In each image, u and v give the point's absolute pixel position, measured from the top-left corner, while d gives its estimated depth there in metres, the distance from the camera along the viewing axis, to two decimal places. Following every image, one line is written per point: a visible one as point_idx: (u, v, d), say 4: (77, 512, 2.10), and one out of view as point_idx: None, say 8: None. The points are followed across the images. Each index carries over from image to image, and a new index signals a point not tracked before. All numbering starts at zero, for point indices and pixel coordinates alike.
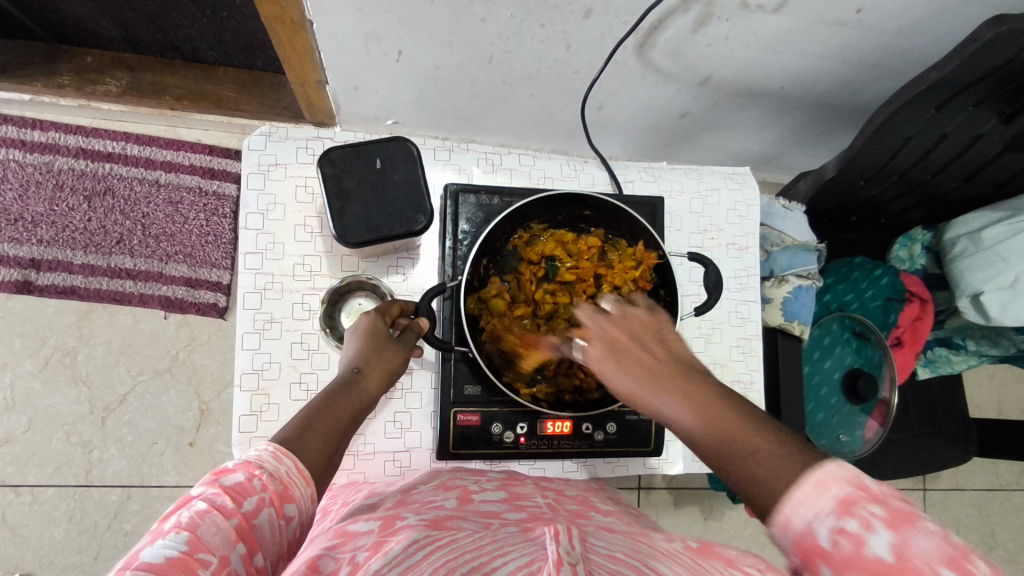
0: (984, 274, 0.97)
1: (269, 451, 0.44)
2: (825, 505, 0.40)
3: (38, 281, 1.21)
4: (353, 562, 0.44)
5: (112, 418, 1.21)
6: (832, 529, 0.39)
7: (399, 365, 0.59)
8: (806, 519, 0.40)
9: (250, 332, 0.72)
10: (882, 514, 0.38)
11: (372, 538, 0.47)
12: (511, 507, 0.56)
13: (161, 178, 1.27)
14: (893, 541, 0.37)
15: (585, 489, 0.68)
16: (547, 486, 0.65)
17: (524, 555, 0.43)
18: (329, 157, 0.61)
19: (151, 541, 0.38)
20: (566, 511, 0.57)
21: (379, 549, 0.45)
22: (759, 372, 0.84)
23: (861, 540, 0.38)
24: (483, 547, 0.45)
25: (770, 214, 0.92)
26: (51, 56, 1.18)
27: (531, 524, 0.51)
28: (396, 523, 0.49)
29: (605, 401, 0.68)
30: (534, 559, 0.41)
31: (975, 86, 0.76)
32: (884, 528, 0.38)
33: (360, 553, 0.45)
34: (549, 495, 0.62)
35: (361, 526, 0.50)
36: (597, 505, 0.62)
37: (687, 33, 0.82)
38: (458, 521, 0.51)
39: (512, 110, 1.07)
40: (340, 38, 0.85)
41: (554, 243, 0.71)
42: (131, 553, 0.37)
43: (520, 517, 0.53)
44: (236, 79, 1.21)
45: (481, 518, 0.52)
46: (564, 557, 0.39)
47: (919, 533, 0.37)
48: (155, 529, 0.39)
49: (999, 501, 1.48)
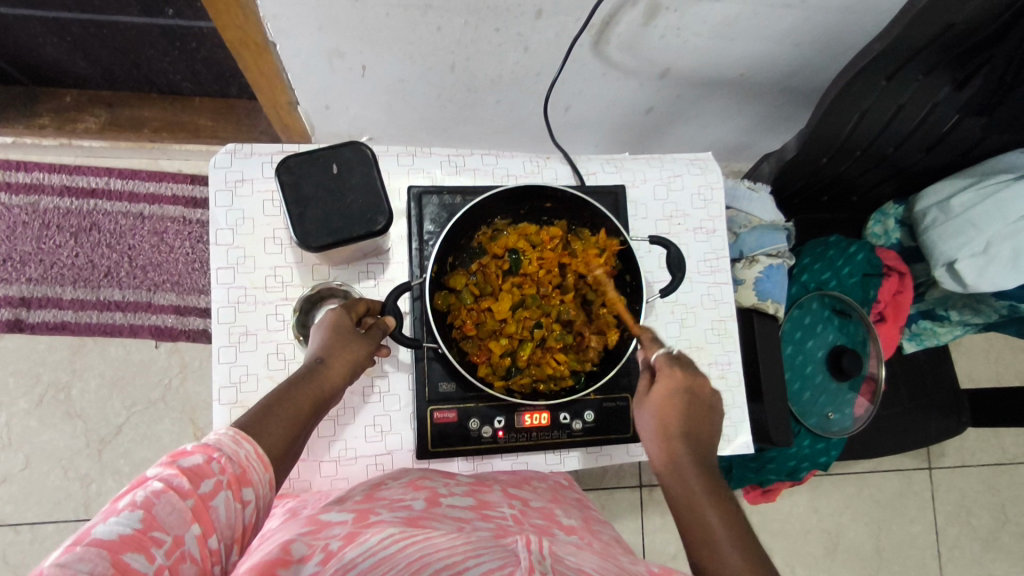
0: (956, 241, 0.98)
1: (228, 436, 0.47)
2: None
3: (30, 319, 1.23)
4: (326, 550, 0.46)
5: (109, 450, 1.22)
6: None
7: (364, 357, 0.61)
8: None
9: (226, 346, 0.73)
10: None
11: (346, 529, 0.48)
12: (479, 515, 0.56)
13: (145, 210, 1.29)
14: None
15: (551, 501, 0.66)
16: (515, 495, 0.65)
17: (496, 559, 0.45)
18: (287, 166, 0.63)
19: (103, 518, 0.39)
20: (533, 525, 0.56)
21: (354, 539, 0.47)
22: (735, 353, 0.84)
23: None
24: (456, 545, 0.47)
25: (737, 196, 0.94)
26: (30, 98, 1.21)
27: (503, 532, 0.52)
28: (370, 517, 0.51)
29: (578, 388, 0.70)
30: (506, 564, 0.44)
31: (922, 54, 0.77)
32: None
33: (335, 542, 0.47)
34: (515, 507, 0.61)
35: (334, 516, 0.51)
36: (561, 520, 0.60)
37: (638, 26, 0.84)
38: (431, 520, 0.52)
39: (482, 118, 1.09)
40: (303, 58, 0.87)
41: (518, 238, 0.73)
42: (84, 529, 0.39)
43: (491, 526, 0.53)
44: (213, 108, 1.23)
45: (453, 520, 0.53)
46: (538, 566, 0.43)
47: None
48: (107, 507, 0.41)
49: (1008, 475, 1.46)
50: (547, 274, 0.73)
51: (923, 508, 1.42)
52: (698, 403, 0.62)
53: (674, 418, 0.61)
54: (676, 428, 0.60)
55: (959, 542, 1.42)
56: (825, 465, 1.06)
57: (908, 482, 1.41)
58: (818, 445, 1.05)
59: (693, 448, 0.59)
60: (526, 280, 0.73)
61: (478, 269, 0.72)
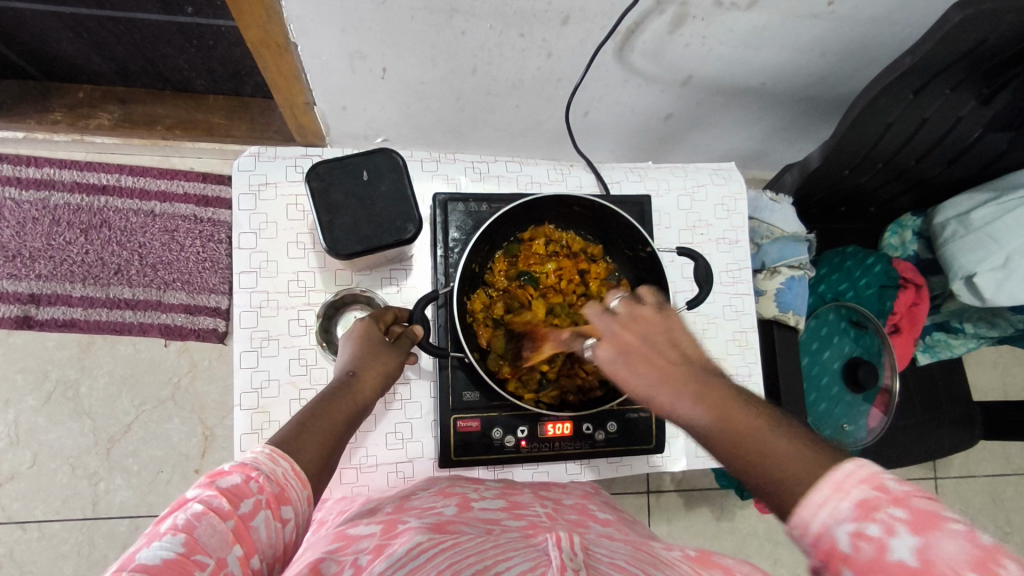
0: (976, 255, 0.97)
1: (265, 453, 0.47)
2: (844, 509, 0.37)
3: (39, 316, 1.21)
4: (356, 564, 0.44)
5: (117, 449, 1.21)
6: (851, 533, 0.37)
7: (394, 368, 0.61)
8: (825, 521, 0.38)
9: (247, 351, 0.73)
10: (904, 517, 0.36)
11: (374, 542, 0.47)
12: (511, 515, 0.55)
13: (156, 208, 1.28)
14: (918, 546, 0.35)
15: (582, 496, 0.67)
16: (545, 495, 0.65)
17: (527, 560, 0.41)
18: (317, 172, 0.62)
19: (148, 543, 0.40)
20: (566, 520, 0.56)
21: (382, 552, 0.44)
22: (756, 365, 0.84)
23: (883, 544, 0.35)
24: (486, 550, 0.43)
25: (758, 206, 0.94)
26: (44, 94, 1.20)
27: (533, 531, 0.49)
28: (398, 526, 0.49)
29: (606, 400, 0.69)
30: (536, 564, 0.39)
31: (950, 69, 0.77)
32: (906, 531, 0.35)
33: (364, 555, 0.45)
34: (548, 505, 0.61)
35: (362, 530, 0.50)
36: (596, 514, 0.61)
37: (663, 34, 0.84)
38: (460, 525, 0.50)
39: (500, 122, 1.08)
40: (325, 60, 0.86)
41: (529, 249, 0.74)
42: (129, 554, 0.40)
43: (522, 525, 0.52)
44: (227, 106, 1.22)
45: (482, 523, 0.51)
46: (568, 563, 0.38)
47: (943, 535, 0.35)
48: (151, 531, 0.42)
49: (1014, 486, 1.47)
50: (564, 282, 0.73)
51: None
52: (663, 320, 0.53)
53: (647, 345, 0.51)
54: (654, 358, 0.50)
55: None
56: None
57: None
58: None
59: (684, 366, 0.49)
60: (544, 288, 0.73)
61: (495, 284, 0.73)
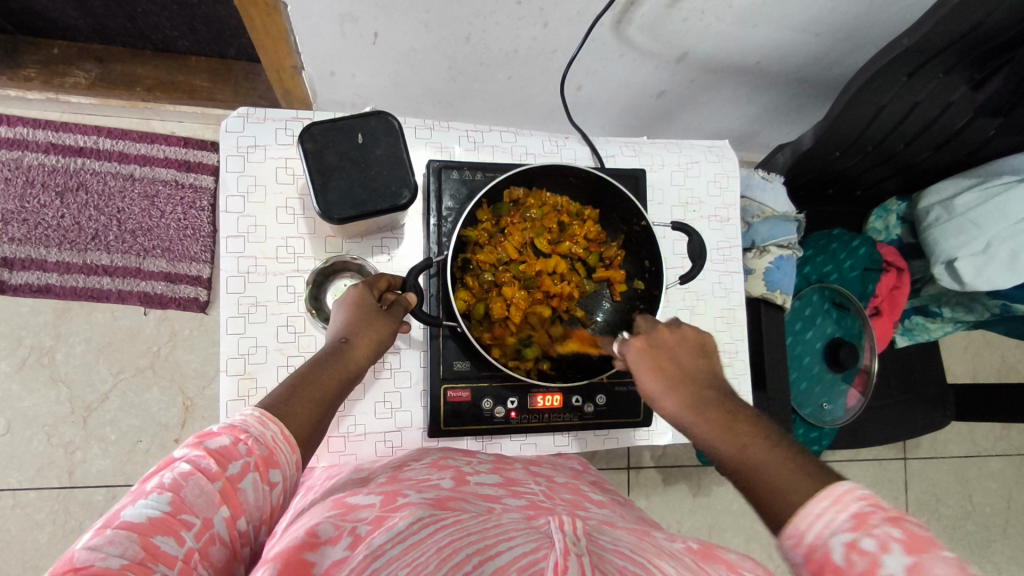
0: (958, 240, 0.99)
1: (254, 417, 0.47)
2: (841, 520, 0.40)
3: (12, 280, 1.18)
4: (355, 534, 0.43)
5: (94, 417, 1.18)
6: (845, 544, 0.39)
7: (387, 336, 0.60)
8: (820, 532, 0.41)
9: (234, 317, 0.71)
10: (899, 536, 0.38)
11: (374, 512, 0.46)
12: (509, 493, 0.55)
13: (136, 171, 1.24)
14: (910, 565, 0.36)
15: (573, 476, 0.68)
16: (537, 472, 0.65)
17: (529, 541, 0.42)
18: (310, 133, 0.61)
19: (133, 500, 0.39)
20: (562, 501, 0.57)
21: (382, 523, 0.44)
22: (743, 342, 0.85)
23: (875, 560, 0.38)
24: (488, 529, 0.44)
25: (750, 185, 0.95)
26: (15, 49, 1.14)
27: (533, 512, 0.50)
28: (398, 499, 0.48)
29: (595, 364, 0.69)
30: (539, 546, 0.41)
31: (944, 53, 0.78)
32: (900, 548, 0.37)
33: (363, 525, 0.44)
34: (541, 484, 0.61)
35: (362, 499, 0.49)
36: (590, 496, 0.61)
37: (663, 7, 0.82)
38: (460, 501, 0.50)
39: (491, 94, 1.06)
40: (314, 21, 0.83)
41: (515, 208, 0.72)
42: (113, 511, 0.39)
43: (521, 505, 0.52)
44: (210, 68, 1.18)
45: (482, 500, 0.51)
46: (571, 547, 0.39)
47: (934, 558, 0.36)
48: (136, 489, 0.41)
49: (978, 467, 1.51)
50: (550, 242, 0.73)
51: (897, 497, 1.45)
52: (698, 340, 0.61)
53: (680, 350, 0.59)
54: (685, 364, 0.58)
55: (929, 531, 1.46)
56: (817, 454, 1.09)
57: (885, 472, 1.45)
58: (811, 433, 1.10)
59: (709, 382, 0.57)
60: (533, 247, 0.73)
61: (478, 239, 0.70)
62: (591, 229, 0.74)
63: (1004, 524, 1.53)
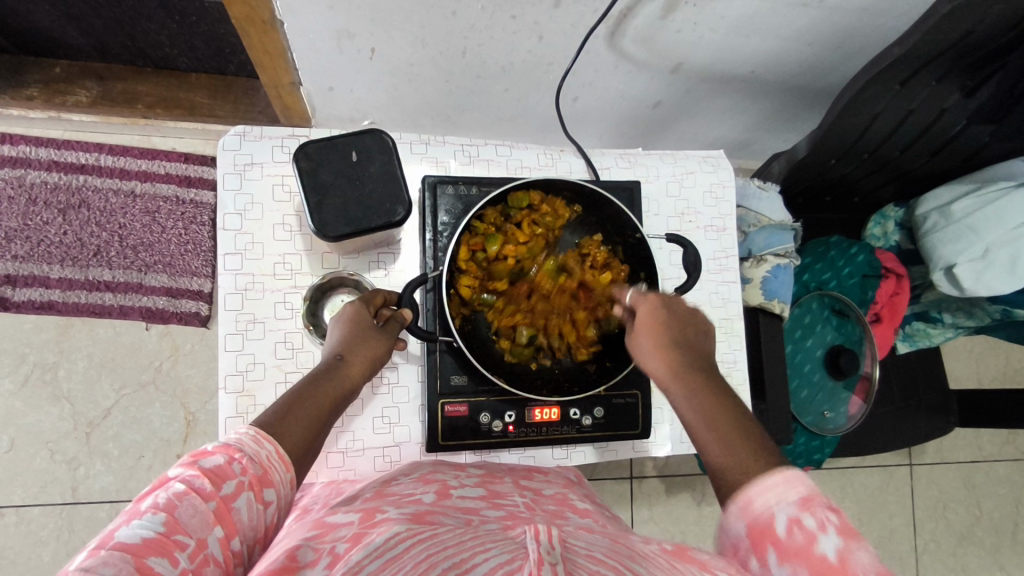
0: (956, 246, 0.98)
1: (248, 435, 0.47)
2: (792, 498, 0.46)
3: (15, 298, 1.19)
4: (333, 553, 0.43)
5: (97, 433, 1.19)
6: (791, 516, 0.45)
7: (382, 353, 0.61)
8: (770, 505, 0.47)
9: (232, 334, 0.72)
10: (836, 522, 0.44)
11: (353, 530, 0.46)
12: (489, 504, 0.55)
13: (136, 188, 1.25)
14: (840, 545, 0.43)
15: (564, 486, 0.68)
16: (526, 485, 0.65)
17: (504, 553, 0.42)
18: (305, 152, 0.62)
19: (127, 521, 0.40)
20: (544, 511, 0.56)
21: (360, 541, 0.44)
22: (741, 352, 0.85)
23: (813, 535, 0.44)
24: (464, 543, 0.44)
25: (746, 195, 0.96)
26: (17, 68, 1.15)
27: (511, 523, 0.50)
28: (377, 516, 0.48)
29: (591, 378, 0.71)
30: (514, 557, 0.41)
31: (939, 60, 0.78)
32: (835, 532, 0.44)
33: (342, 544, 0.44)
34: (526, 495, 0.61)
35: (342, 517, 0.49)
36: (575, 504, 0.61)
37: (656, 19, 0.83)
38: (439, 515, 0.50)
39: (488, 106, 1.06)
40: (311, 38, 0.83)
41: (530, 214, 0.72)
42: (107, 532, 0.39)
43: (500, 516, 0.52)
44: (210, 85, 1.19)
45: (461, 514, 0.51)
46: (546, 557, 0.39)
47: (860, 546, 0.43)
48: (131, 508, 0.41)
49: (985, 472, 1.50)
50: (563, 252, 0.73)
51: (903, 503, 1.44)
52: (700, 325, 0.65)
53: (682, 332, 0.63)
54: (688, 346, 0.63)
55: (936, 538, 1.45)
56: (818, 463, 1.08)
57: (890, 479, 1.44)
58: (813, 443, 1.08)
59: (693, 357, 0.62)
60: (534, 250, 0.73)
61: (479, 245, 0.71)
62: (593, 247, 0.73)
63: (1012, 531, 1.51)
